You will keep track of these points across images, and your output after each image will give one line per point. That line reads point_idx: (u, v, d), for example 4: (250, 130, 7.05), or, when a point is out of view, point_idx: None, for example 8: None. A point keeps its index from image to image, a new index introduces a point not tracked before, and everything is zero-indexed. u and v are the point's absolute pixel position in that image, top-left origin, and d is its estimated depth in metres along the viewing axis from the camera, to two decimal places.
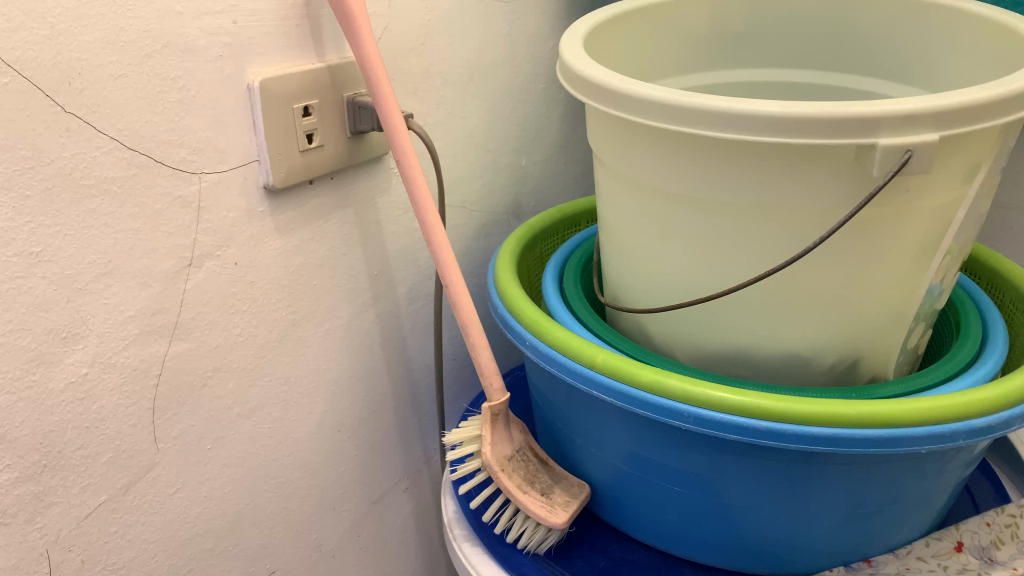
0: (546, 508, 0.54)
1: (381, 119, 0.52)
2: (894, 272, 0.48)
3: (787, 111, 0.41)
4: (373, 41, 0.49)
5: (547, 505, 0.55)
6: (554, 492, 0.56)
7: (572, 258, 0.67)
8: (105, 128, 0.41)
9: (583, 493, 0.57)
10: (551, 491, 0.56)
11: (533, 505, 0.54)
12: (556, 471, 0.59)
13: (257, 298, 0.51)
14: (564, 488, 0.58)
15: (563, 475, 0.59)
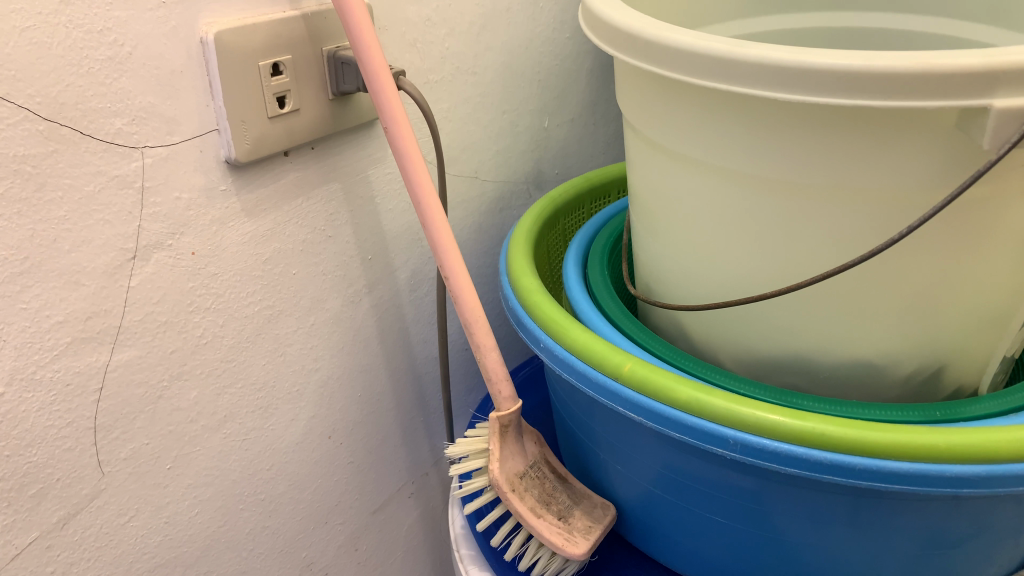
0: (565, 536, 0.47)
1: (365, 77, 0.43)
2: (991, 261, 0.39)
3: (871, 65, 0.32)
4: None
5: (566, 531, 0.47)
6: (574, 514, 0.48)
7: (600, 236, 0.58)
8: (11, 94, 0.33)
9: (608, 515, 0.49)
10: (570, 513, 0.49)
11: (549, 533, 0.46)
12: (576, 488, 0.51)
13: (221, 294, 0.44)
14: (585, 509, 0.49)
15: (586, 493, 0.51)
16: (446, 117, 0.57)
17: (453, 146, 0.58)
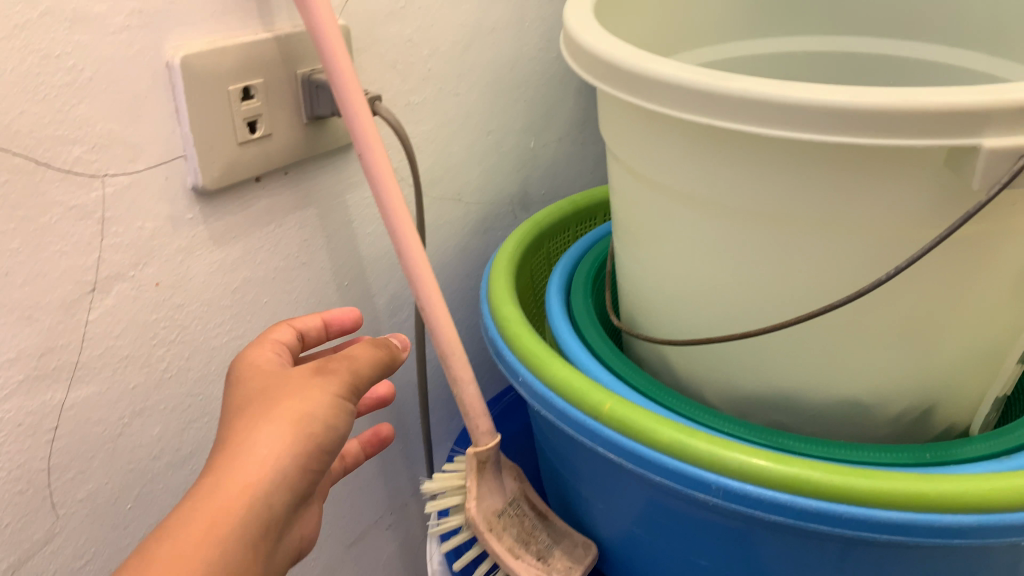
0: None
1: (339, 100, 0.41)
2: (985, 300, 0.38)
3: (858, 101, 0.30)
4: (328, 9, 0.39)
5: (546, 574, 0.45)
6: (555, 555, 0.47)
7: (584, 262, 0.57)
8: None
9: (590, 555, 0.47)
10: (551, 554, 0.47)
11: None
12: (558, 525, 0.49)
13: (188, 326, 0.43)
14: (566, 548, 0.48)
15: (568, 531, 0.49)
16: (428, 139, 0.55)
17: (435, 169, 0.57)
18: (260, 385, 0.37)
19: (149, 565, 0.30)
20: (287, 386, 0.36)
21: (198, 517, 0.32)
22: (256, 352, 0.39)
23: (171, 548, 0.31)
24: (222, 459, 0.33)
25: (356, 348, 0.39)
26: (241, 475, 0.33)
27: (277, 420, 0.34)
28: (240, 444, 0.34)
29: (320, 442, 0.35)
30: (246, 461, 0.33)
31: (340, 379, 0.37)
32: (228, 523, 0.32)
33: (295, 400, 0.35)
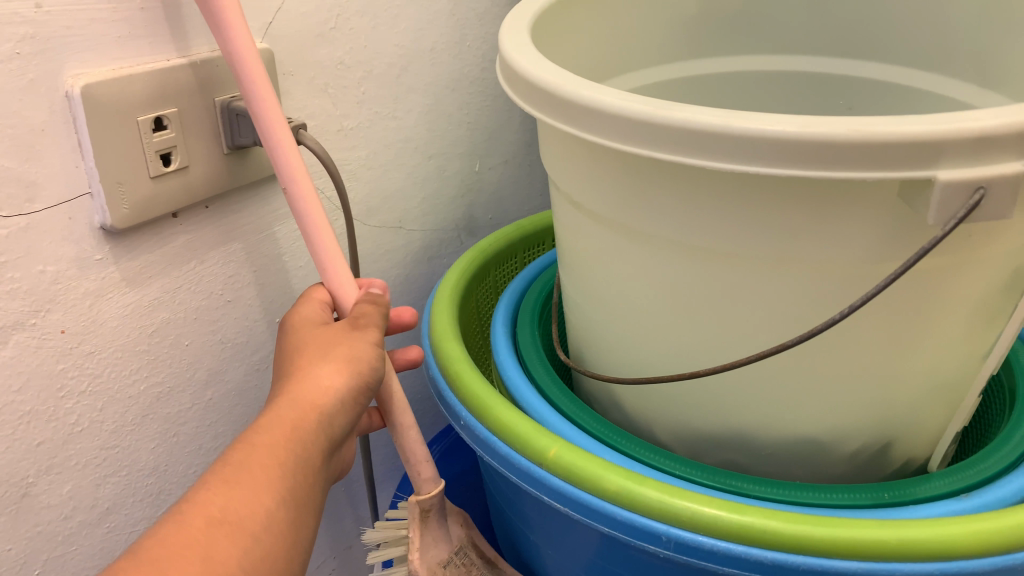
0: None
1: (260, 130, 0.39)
2: (942, 335, 0.36)
3: (806, 131, 0.28)
4: (247, 36, 0.36)
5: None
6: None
7: (530, 293, 0.55)
8: None
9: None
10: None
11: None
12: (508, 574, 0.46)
13: (100, 375, 0.40)
14: None
15: None
16: (365, 166, 0.53)
17: (373, 196, 0.55)
18: (311, 331, 0.39)
19: (246, 453, 0.33)
20: (333, 332, 0.39)
21: (281, 418, 0.35)
22: (303, 308, 0.41)
23: (259, 445, 0.34)
24: (293, 384, 0.36)
25: (365, 301, 0.40)
26: (311, 394, 0.36)
27: (334, 357, 0.37)
28: (305, 373, 0.37)
29: (368, 383, 0.38)
30: (311, 389, 0.36)
31: (375, 331, 0.39)
32: (308, 419, 0.35)
33: (343, 344, 0.38)
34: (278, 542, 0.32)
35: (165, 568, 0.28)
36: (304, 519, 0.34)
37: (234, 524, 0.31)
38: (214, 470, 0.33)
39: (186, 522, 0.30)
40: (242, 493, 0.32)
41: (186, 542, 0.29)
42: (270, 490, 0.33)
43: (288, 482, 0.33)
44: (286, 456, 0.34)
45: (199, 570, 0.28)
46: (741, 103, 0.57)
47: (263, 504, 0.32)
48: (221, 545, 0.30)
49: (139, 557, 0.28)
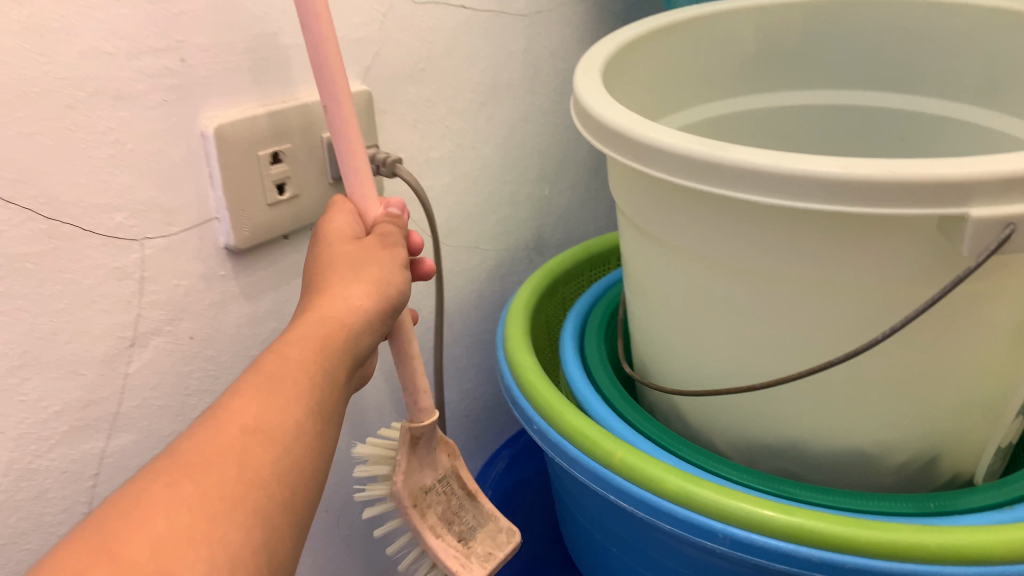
0: (461, 562, 0.45)
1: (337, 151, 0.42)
2: (982, 356, 0.39)
3: (849, 172, 0.32)
4: (344, 86, 0.40)
5: (463, 556, 0.46)
6: (475, 538, 0.47)
7: (596, 311, 0.59)
8: (16, 196, 0.35)
9: (512, 542, 0.47)
10: (472, 536, 0.47)
11: (446, 556, 0.45)
12: (485, 508, 0.49)
13: (219, 377, 0.46)
14: (489, 532, 0.48)
15: (493, 514, 0.49)
16: (445, 191, 0.58)
17: (452, 220, 0.60)
18: (344, 249, 0.41)
19: (279, 363, 0.35)
20: (363, 250, 0.41)
21: (310, 330, 0.36)
22: (334, 218, 0.42)
23: (290, 356, 0.35)
24: (322, 301, 0.38)
25: (387, 221, 0.43)
26: (339, 312, 0.38)
27: (363, 279, 0.39)
28: (334, 292, 0.39)
29: (392, 302, 0.40)
30: (338, 307, 0.38)
31: (400, 250, 0.42)
32: (337, 333, 0.37)
33: (373, 266, 0.40)
34: (310, 450, 0.33)
35: (209, 473, 0.29)
36: (330, 431, 0.35)
37: (266, 432, 0.32)
38: (247, 379, 0.34)
39: (222, 428, 0.31)
40: (275, 403, 0.33)
41: (225, 448, 0.30)
42: (300, 401, 0.34)
43: (317, 392, 0.35)
44: (314, 370, 0.35)
45: (239, 474, 0.29)
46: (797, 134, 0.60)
47: (294, 415, 0.33)
48: (256, 452, 0.31)
49: (183, 461, 0.29)
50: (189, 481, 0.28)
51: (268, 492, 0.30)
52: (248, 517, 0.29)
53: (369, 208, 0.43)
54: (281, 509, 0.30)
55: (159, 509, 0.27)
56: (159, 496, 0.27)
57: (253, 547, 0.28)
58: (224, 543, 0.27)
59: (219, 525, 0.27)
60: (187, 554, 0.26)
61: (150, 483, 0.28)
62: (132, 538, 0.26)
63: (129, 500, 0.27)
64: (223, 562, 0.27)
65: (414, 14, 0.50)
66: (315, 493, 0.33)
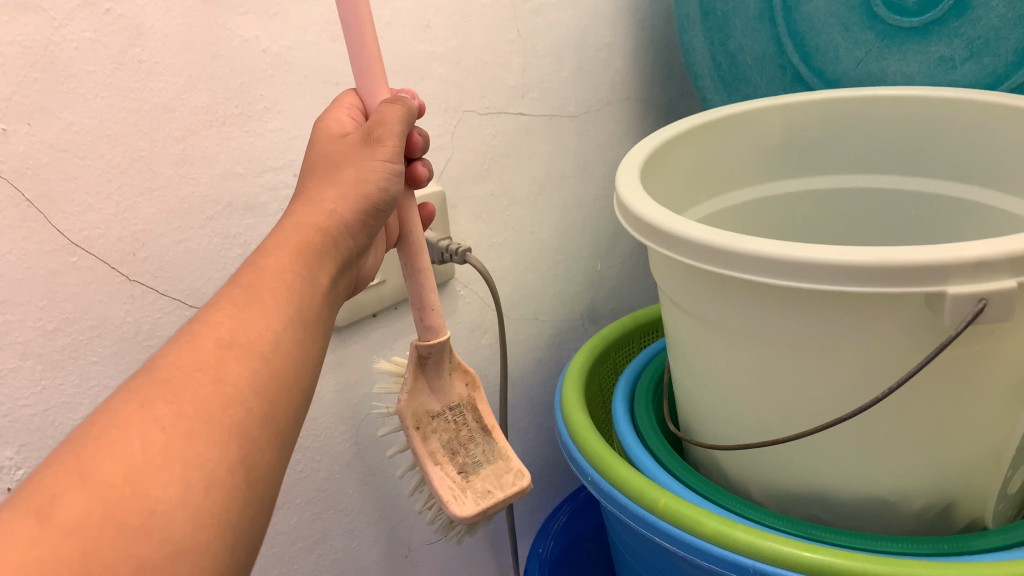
0: (454, 493, 0.47)
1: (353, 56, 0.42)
2: (979, 413, 0.44)
3: (843, 259, 0.39)
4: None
5: (459, 489, 0.48)
6: (477, 473, 0.49)
7: (644, 376, 0.66)
8: (168, 290, 0.46)
9: (517, 484, 0.48)
10: (475, 471, 0.49)
11: (441, 485, 0.47)
12: (496, 445, 0.51)
13: (318, 434, 0.56)
14: (494, 471, 0.49)
15: (505, 452, 0.50)
16: (507, 270, 0.66)
17: (515, 294, 0.68)
18: (328, 151, 0.42)
19: (256, 275, 0.36)
20: (345, 151, 0.42)
21: (288, 237, 0.39)
22: (330, 115, 0.43)
23: (265, 267, 0.37)
24: (299, 209, 0.41)
25: (382, 108, 0.42)
26: (316, 218, 0.40)
27: (341, 184, 0.41)
28: (311, 199, 0.41)
29: (375, 201, 0.42)
30: (314, 215, 0.40)
31: (389, 146, 0.42)
32: (312, 236, 0.39)
33: (352, 167, 0.42)
34: (287, 363, 0.34)
35: (181, 390, 0.29)
36: (312, 341, 0.36)
37: (242, 346, 0.32)
38: (225, 291, 0.35)
39: (197, 343, 0.31)
40: (251, 319, 0.34)
41: (199, 363, 0.31)
42: (277, 312, 0.35)
43: (293, 297, 0.36)
44: (292, 277, 0.37)
45: (213, 392, 0.30)
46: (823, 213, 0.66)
47: (270, 328, 0.34)
48: (231, 365, 0.31)
49: (156, 378, 0.29)
50: (163, 402, 0.28)
51: (246, 407, 0.30)
52: (225, 434, 0.29)
53: (371, 100, 0.43)
54: (260, 423, 0.31)
55: (132, 431, 0.27)
56: (132, 417, 0.27)
57: (231, 462, 0.28)
58: (198, 462, 0.27)
59: (194, 444, 0.28)
60: (162, 475, 0.26)
61: (124, 403, 0.28)
62: (106, 464, 0.25)
63: (103, 425, 0.27)
64: (199, 480, 0.27)
65: (480, 123, 0.59)
66: (297, 407, 0.34)
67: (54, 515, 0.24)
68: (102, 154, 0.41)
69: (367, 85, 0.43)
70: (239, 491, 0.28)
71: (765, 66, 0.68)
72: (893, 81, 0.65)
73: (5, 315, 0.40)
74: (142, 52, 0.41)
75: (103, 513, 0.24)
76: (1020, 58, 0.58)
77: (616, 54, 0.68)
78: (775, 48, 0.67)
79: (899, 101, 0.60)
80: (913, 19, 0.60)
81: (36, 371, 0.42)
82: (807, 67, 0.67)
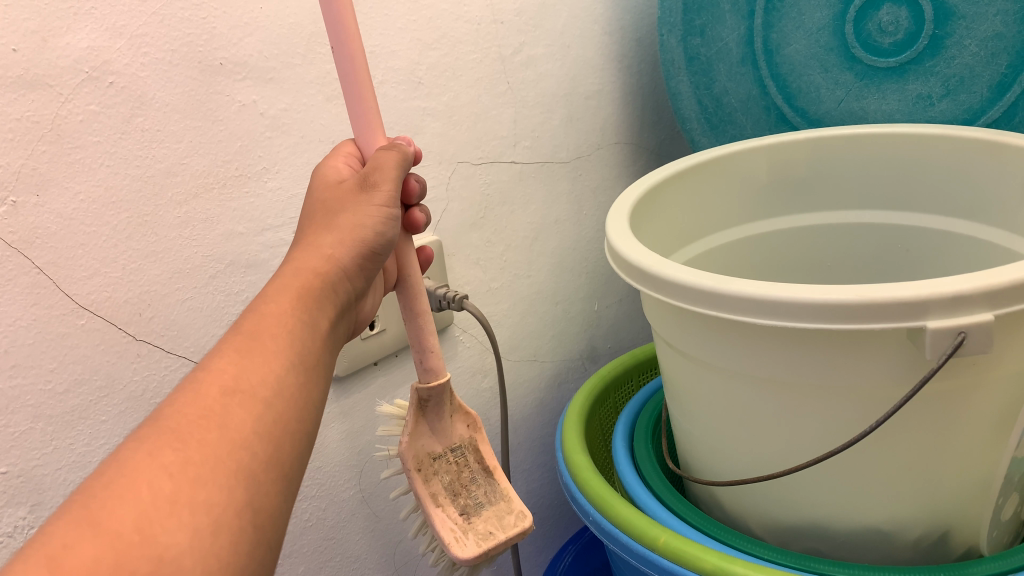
0: (456, 535, 0.48)
1: (349, 106, 0.44)
2: (968, 442, 0.45)
3: (825, 298, 0.40)
4: (361, 49, 0.42)
5: (461, 531, 0.48)
6: (479, 515, 0.49)
7: (643, 414, 0.67)
8: (173, 348, 0.48)
9: (519, 525, 0.48)
10: (477, 513, 0.50)
11: (442, 528, 0.48)
12: (498, 486, 0.51)
13: (323, 483, 0.57)
14: (496, 512, 0.50)
15: (505, 493, 0.51)
16: (505, 315, 0.67)
17: (513, 337, 0.69)
18: (326, 197, 0.44)
19: (258, 321, 0.37)
20: (342, 197, 0.43)
21: (288, 282, 0.40)
22: (328, 163, 0.45)
23: (267, 312, 0.38)
24: (298, 253, 0.42)
25: (378, 155, 0.43)
26: (314, 263, 0.41)
27: (339, 228, 0.43)
28: (309, 244, 0.42)
29: (371, 245, 0.44)
30: (312, 260, 0.42)
31: (384, 191, 0.43)
32: (311, 280, 0.41)
33: (349, 213, 0.43)
34: (289, 406, 0.35)
35: (189, 438, 0.30)
36: (312, 381, 0.38)
37: (245, 391, 0.34)
38: (229, 339, 0.37)
39: (202, 391, 0.33)
40: (253, 366, 0.35)
41: (204, 410, 0.32)
42: (278, 357, 0.36)
43: (294, 342, 0.38)
44: (292, 322, 0.39)
45: (219, 438, 0.31)
46: (812, 248, 0.68)
47: (272, 372, 0.35)
48: (235, 412, 0.33)
49: (165, 427, 0.31)
50: (170, 449, 0.30)
51: (250, 450, 0.32)
52: (230, 478, 0.30)
53: (368, 147, 0.45)
54: (265, 466, 0.32)
55: (142, 478, 0.28)
56: (140, 466, 0.28)
57: (237, 505, 0.30)
58: (205, 507, 0.28)
59: (201, 489, 0.29)
60: (170, 521, 0.27)
61: (132, 451, 0.29)
62: (116, 512, 0.26)
63: (115, 470, 0.28)
64: (207, 525, 0.28)
65: (473, 174, 0.61)
66: (300, 447, 0.35)
67: (65, 562, 0.24)
68: (108, 221, 0.43)
69: (364, 134, 0.45)
70: (246, 533, 0.29)
71: (750, 107, 0.70)
72: (874, 119, 0.67)
73: (17, 379, 0.42)
74: (144, 121, 0.43)
75: (113, 559, 0.25)
76: (995, 92, 0.62)
77: (604, 101, 0.70)
78: (758, 90, 0.69)
79: (881, 138, 0.62)
80: (890, 59, 0.63)
81: (47, 432, 0.44)
82: (790, 108, 0.70)
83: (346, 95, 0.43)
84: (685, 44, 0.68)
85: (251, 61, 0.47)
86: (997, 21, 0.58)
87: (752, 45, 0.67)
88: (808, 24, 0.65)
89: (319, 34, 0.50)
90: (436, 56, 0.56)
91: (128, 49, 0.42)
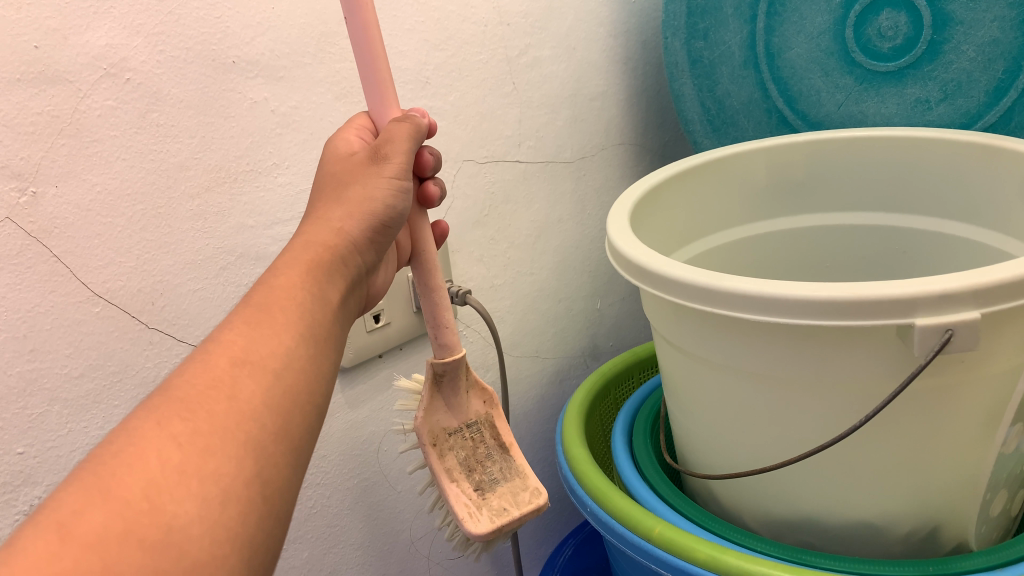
0: (470, 510, 0.49)
1: (364, 78, 0.45)
2: (957, 437, 0.46)
3: (815, 295, 0.41)
4: (376, 27, 0.43)
5: (475, 506, 0.49)
6: (494, 491, 0.51)
7: (640, 414, 0.68)
8: (184, 336, 0.49)
9: (533, 502, 0.49)
10: (491, 488, 0.51)
11: (457, 502, 0.49)
12: (514, 462, 0.52)
13: (328, 471, 0.59)
14: (511, 488, 0.51)
15: (520, 470, 0.52)
16: (508, 310, 0.69)
17: (516, 333, 0.70)
18: (337, 170, 0.45)
19: (267, 295, 0.39)
20: (353, 170, 0.45)
21: (298, 256, 0.42)
22: (340, 135, 0.46)
23: (276, 285, 0.40)
24: (309, 227, 0.43)
25: (391, 126, 0.45)
26: (323, 236, 0.43)
27: (348, 202, 0.44)
28: (320, 217, 0.44)
29: (381, 217, 0.45)
30: (321, 233, 0.43)
31: (394, 163, 0.45)
32: (321, 252, 0.42)
33: (359, 185, 0.44)
34: (297, 379, 0.36)
35: (196, 410, 0.32)
36: (320, 359, 0.39)
37: (253, 363, 0.35)
38: (238, 311, 0.38)
39: (212, 362, 0.34)
40: (263, 339, 0.36)
41: (212, 382, 0.33)
42: (288, 329, 0.38)
43: (304, 314, 0.39)
44: (302, 295, 0.40)
45: (227, 411, 0.32)
46: (812, 249, 0.69)
47: (281, 345, 0.37)
48: (245, 383, 0.34)
49: (174, 398, 0.32)
50: (178, 420, 0.31)
51: (259, 422, 0.33)
52: (239, 450, 0.31)
53: (381, 119, 0.46)
54: (273, 438, 0.33)
55: (149, 448, 0.29)
56: (149, 437, 0.30)
57: (245, 476, 0.31)
58: (214, 478, 0.30)
59: (209, 460, 0.30)
60: (179, 491, 0.28)
61: (141, 422, 0.31)
62: (125, 480, 0.28)
63: (124, 440, 0.29)
64: (215, 496, 0.29)
65: (478, 172, 0.62)
66: (308, 422, 0.36)
67: (75, 529, 0.26)
68: (123, 212, 0.45)
69: (377, 108, 0.46)
70: (253, 503, 0.31)
71: (752, 110, 0.71)
72: (874, 122, 0.68)
73: (34, 363, 0.43)
74: (160, 117, 0.45)
75: (123, 526, 0.26)
76: (992, 98, 0.62)
77: (608, 102, 0.72)
78: (760, 93, 0.71)
79: (880, 141, 0.63)
80: (889, 64, 0.64)
81: (62, 415, 0.45)
82: (791, 111, 0.71)
83: (363, 73, 0.45)
84: (689, 47, 0.69)
85: (262, 59, 0.48)
86: (994, 27, 0.59)
87: (755, 48, 0.69)
88: (810, 28, 0.66)
89: (329, 34, 0.51)
90: (443, 57, 0.57)
91: (144, 46, 0.44)
